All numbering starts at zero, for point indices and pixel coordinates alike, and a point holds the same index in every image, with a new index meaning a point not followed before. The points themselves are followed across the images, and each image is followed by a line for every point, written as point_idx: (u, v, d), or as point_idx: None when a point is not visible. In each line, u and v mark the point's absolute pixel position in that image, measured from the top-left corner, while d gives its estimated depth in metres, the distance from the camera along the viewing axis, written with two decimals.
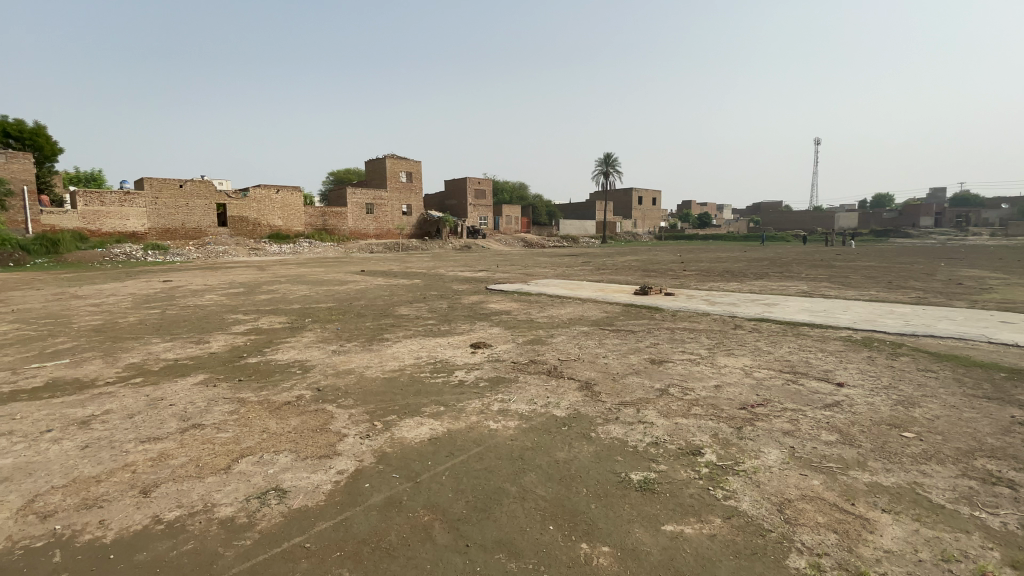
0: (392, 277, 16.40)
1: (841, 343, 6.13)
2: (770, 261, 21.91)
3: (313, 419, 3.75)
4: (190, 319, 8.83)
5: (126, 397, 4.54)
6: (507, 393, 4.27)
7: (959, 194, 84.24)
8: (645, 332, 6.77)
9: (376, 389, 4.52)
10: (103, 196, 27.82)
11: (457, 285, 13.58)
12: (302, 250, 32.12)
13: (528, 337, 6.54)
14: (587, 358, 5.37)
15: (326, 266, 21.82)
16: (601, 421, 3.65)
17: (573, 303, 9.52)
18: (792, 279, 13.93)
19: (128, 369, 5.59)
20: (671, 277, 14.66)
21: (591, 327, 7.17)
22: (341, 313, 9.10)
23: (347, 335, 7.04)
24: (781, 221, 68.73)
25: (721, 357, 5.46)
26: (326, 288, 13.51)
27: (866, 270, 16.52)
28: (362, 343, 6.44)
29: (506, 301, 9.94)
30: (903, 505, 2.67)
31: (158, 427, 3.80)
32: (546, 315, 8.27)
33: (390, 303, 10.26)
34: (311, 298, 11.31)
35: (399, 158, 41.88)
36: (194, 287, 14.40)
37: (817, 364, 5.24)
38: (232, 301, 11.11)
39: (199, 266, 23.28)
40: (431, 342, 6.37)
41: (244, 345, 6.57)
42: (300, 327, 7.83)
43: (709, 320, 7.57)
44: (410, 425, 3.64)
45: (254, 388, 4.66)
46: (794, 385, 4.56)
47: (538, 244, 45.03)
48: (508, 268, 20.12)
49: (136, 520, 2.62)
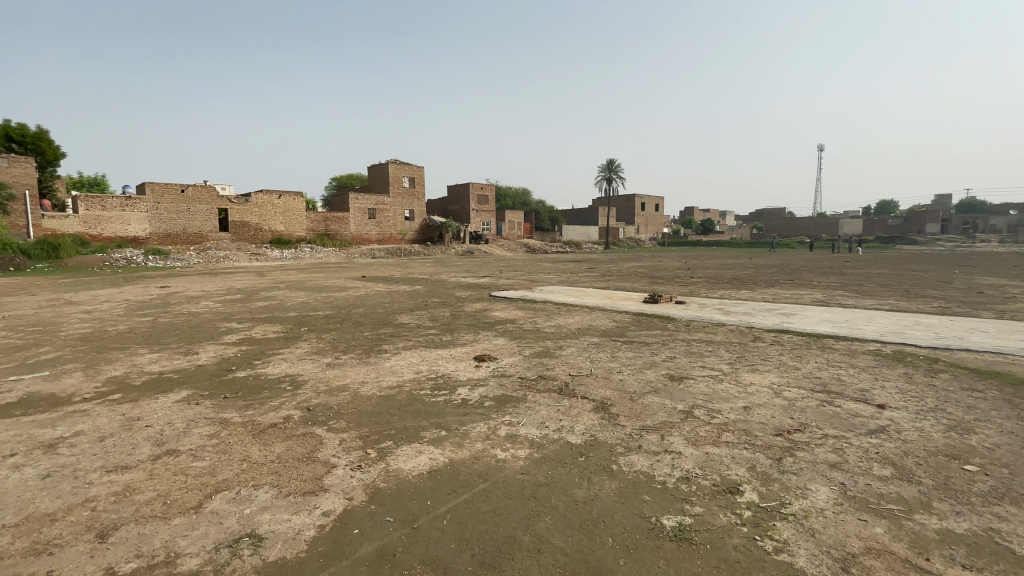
0: (394, 283, 16.00)
1: (872, 358, 5.71)
2: (778, 268, 21.46)
3: (299, 447, 3.36)
4: (182, 328, 8.46)
5: (101, 416, 4.15)
6: (515, 415, 3.87)
7: (964, 202, 83.72)
8: (659, 344, 6.36)
9: (371, 409, 4.13)
10: (105, 200, 27.64)
11: (460, 291, 13.20)
12: (303, 255, 31.83)
13: (536, 349, 6.16)
14: (600, 374, 4.98)
15: (327, 272, 21.44)
16: (621, 450, 3.26)
17: (580, 312, 9.11)
18: (805, 287, 13.50)
19: (108, 383, 5.21)
20: (680, 284, 14.26)
21: (602, 339, 6.75)
22: (340, 322, 8.73)
23: (343, 346, 6.66)
24: (786, 227, 68.20)
25: (744, 374, 5.06)
26: (325, 294, 13.17)
27: (879, 278, 16.07)
28: (358, 355, 6.06)
29: (511, 310, 9.55)
30: (986, 559, 2.26)
31: (129, 453, 3.40)
32: (553, 325, 7.88)
33: (391, 311, 9.89)
34: (309, 305, 10.96)
35: (401, 164, 41.68)
36: (190, 293, 14.05)
37: (850, 382, 4.82)
38: (228, 309, 10.78)
39: (199, 271, 23.00)
40: (433, 354, 5.99)
41: (234, 357, 6.18)
42: (295, 336, 7.46)
43: (726, 331, 7.15)
44: (407, 454, 3.25)
45: (239, 407, 4.27)
46: (830, 408, 4.14)
47: (541, 250, 44.73)
48: (511, 274, 19.75)
49: (86, 572, 2.22)
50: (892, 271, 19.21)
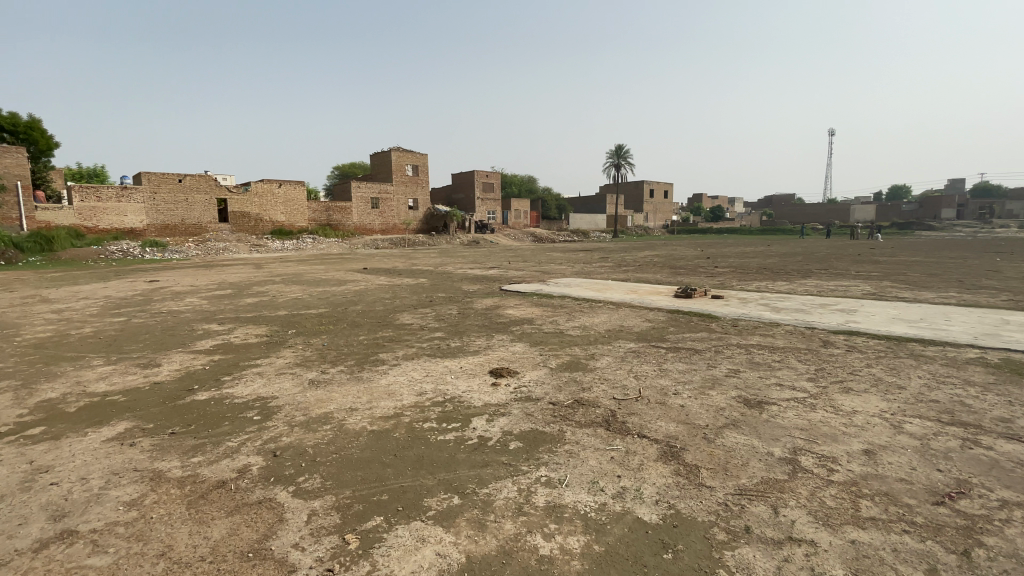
0: (396, 276, 14.94)
1: (985, 370, 4.59)
2: (803, 256, 20.17)
3: (245, 532, 2.30)
4: (154, 331, 7.44)
5: (0, 467, 3.13)
6: (554, 468, 2.79)
7: (979, 186, 81.46)
8: (713, 352, 5.25)
9: (357, 454, 3.06)
10: (100, 191, 26.65)
11: (467, 285, 12.10)
12: (304, 246, 30.79)
13: (564, 360, 5.09)
14: (653, 398, 3.88)
15: (326, 264, 20.37)
16: (725, 538, 2.18)
17: (605, 310, 7.97)
18: (845, 277, 12.27)
19: (36, 410, 4.18)
20: (706, 275, 13.13)
21: (641, 345, 5.63)
22: (333, 322, 7.70)
23: (333, 355, 5.58)
24: (797, 213, 66.26)
25: (838, 396, 3.95)
26: (320, 289, 12.12)
27: (921, 267, 14.80)
28: (349, 368, 4.99)
29: (525, 307, 8.45)
30: None
31: (6, 538, 2.39)
32: (580, 326, 6.76)
33: (392, 309, 8.80)
34: (301, 302, 9.93)
35: (404, 151, 40.39)
36: (177, 289, 13.01)
37: (981, 408, 3.70)
38: (211, 307, 9.76)
39: (195, 264, 22.02)
40: (439, 366, 4.93)
41: (200, 371, 5.13)
42: (279, 342, 6.42)
43: (785, 334, 6.02)
44: (404, 545, 2.17)
45: (182, 452, 3.23)
46: (981, 451, 3.03)
47: (548, 238, 43.52)
48: (520, 265, 18.62)
49: None
50: (927, 259, 17.87)
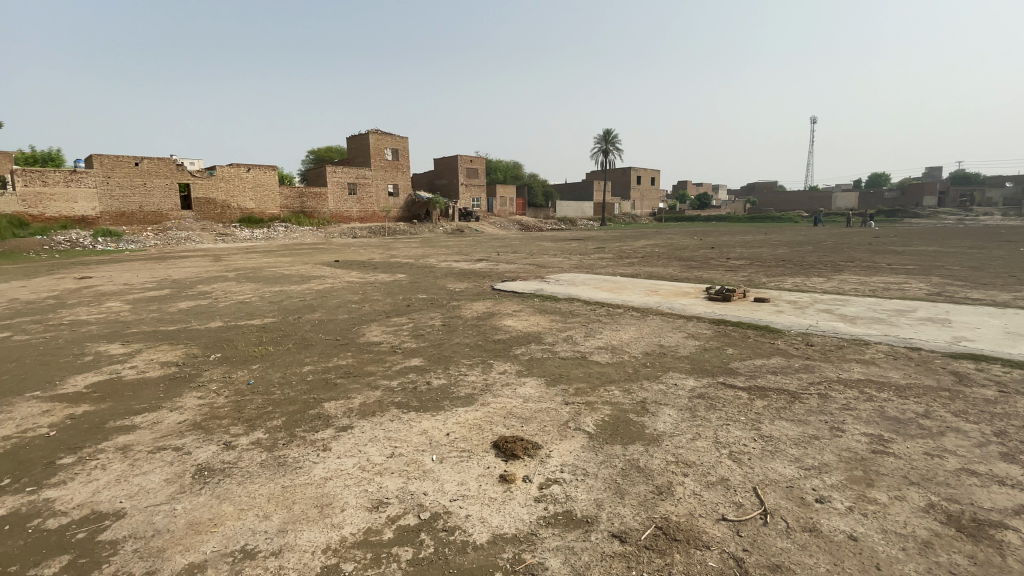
0: (372, 271, 12.95)
1: None
2: (814, 246, 18.44)
3: None
4: (27, 357, 5.42)
5: None
6: None
7: (959, 173, 80.99)
8: (820, 400, 3.56)
9: None
10: (44, 175, 23.77)
11: (453, 283, 10.23)
12: (275, 237, 28.36)
13: (605, 416, 3.33)
14: (794, 519, 2.19)
15: (295, 257, 18.11)
16: None
17: (631, 320, 6.24)
18: (885, 271, 10.73)
19: None
20: (724, 268, 11.53)
21: (707, 383, 3.92)
22: (274, 341, 5.80)
23: (256, 406, 3.72)
24: (783, 200, 65.38)
25: None
26: (277, 289, 10.10)
27: (956, 259, 13.27)
28: (271, 438, 3.14)
29: (528, 316, 6.67)
30: None
31: None
32: (607, 349, 5.00)
33: (358, 319, 6.91)
34: (246, 307, 7.97)
35: (382, 134, 37.84)
36: (105, 289, 10.77)
37: None
38: (131, 315, 7.71)
39: (149, 257, 19.63)
40: (413, 433, 3.13)
41: (36, 442, 3.23)
42: (189, 376, 4.54)
43: (894, 362, 4.38)
44: None
45: None
46: None
47: (535, 226, 41.75)
48: (511, 257, 16.66)
49: None
50: (951, 249, 16.43)
